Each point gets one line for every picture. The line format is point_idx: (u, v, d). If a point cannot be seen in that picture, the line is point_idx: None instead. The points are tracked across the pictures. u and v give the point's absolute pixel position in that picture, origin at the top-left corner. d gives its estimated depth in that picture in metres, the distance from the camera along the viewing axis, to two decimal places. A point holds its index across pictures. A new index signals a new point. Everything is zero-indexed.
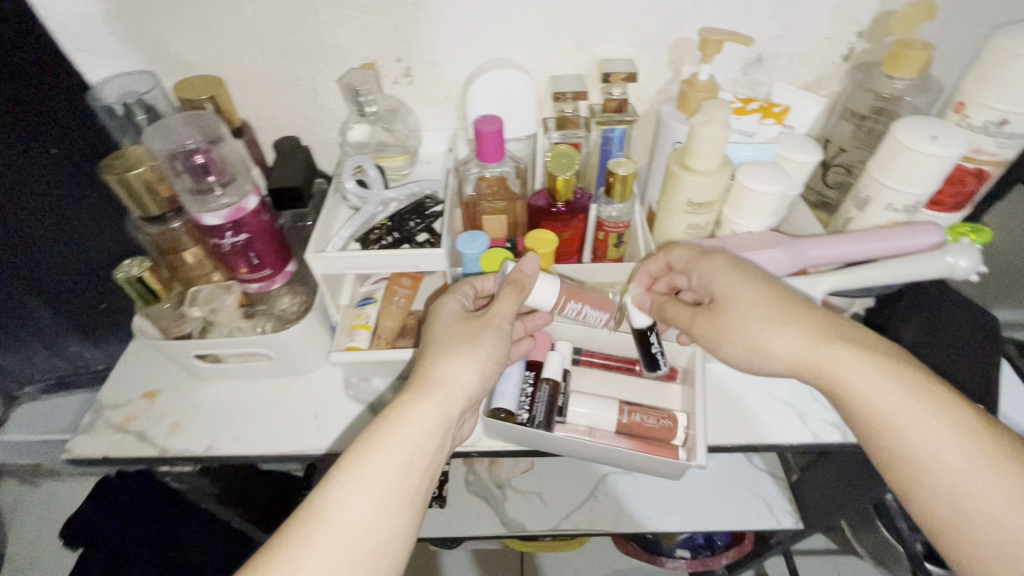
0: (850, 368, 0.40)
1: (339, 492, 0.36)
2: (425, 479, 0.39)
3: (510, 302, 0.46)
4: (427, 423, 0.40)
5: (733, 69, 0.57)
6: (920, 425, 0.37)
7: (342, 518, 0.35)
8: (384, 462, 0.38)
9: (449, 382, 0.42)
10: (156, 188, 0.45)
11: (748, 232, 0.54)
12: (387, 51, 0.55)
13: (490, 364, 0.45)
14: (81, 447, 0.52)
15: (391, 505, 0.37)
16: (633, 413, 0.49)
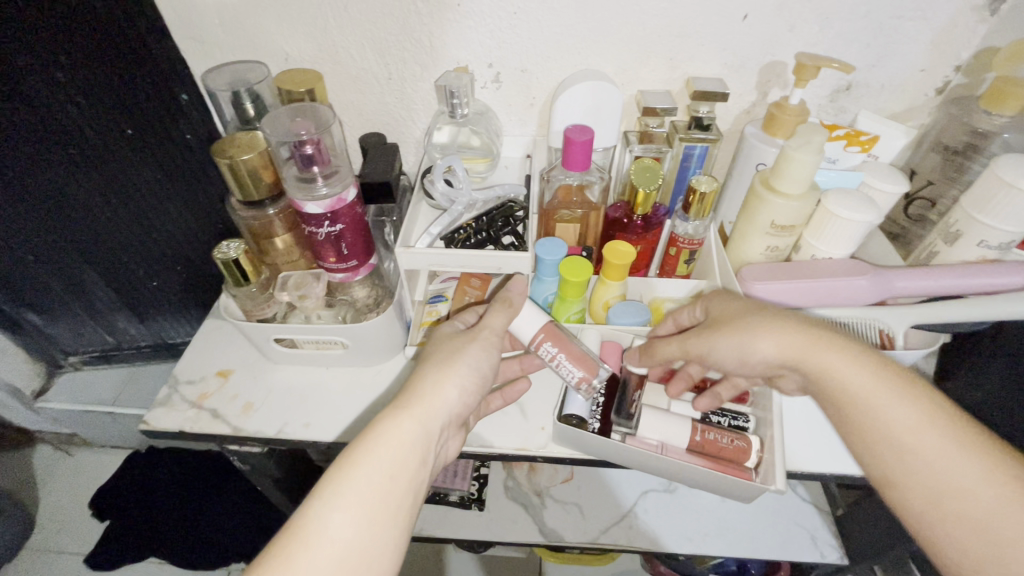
0: (853, 377, 0.38)
1: (320, 508, 0.35)
2: (408, 492, 0.38)
3: (499, 318, 0.48)
4: (405, 438, 0.39)
5: (821, 95, 0.57)
6: (939, 442, 0.35)
7: (321, 535, 0.34)
8: (365, 478, 0.37)
9: (429, 398, 0.42)
10: (260, 173, 0.46)
11: (829, 258, 0.53)
12: (480, 56, 0.56)
13: (473, 376, 0.45)
14: (157, 420, 0.53)
15: (371, 520, 0.36)
16: (707, 432, 0.49)
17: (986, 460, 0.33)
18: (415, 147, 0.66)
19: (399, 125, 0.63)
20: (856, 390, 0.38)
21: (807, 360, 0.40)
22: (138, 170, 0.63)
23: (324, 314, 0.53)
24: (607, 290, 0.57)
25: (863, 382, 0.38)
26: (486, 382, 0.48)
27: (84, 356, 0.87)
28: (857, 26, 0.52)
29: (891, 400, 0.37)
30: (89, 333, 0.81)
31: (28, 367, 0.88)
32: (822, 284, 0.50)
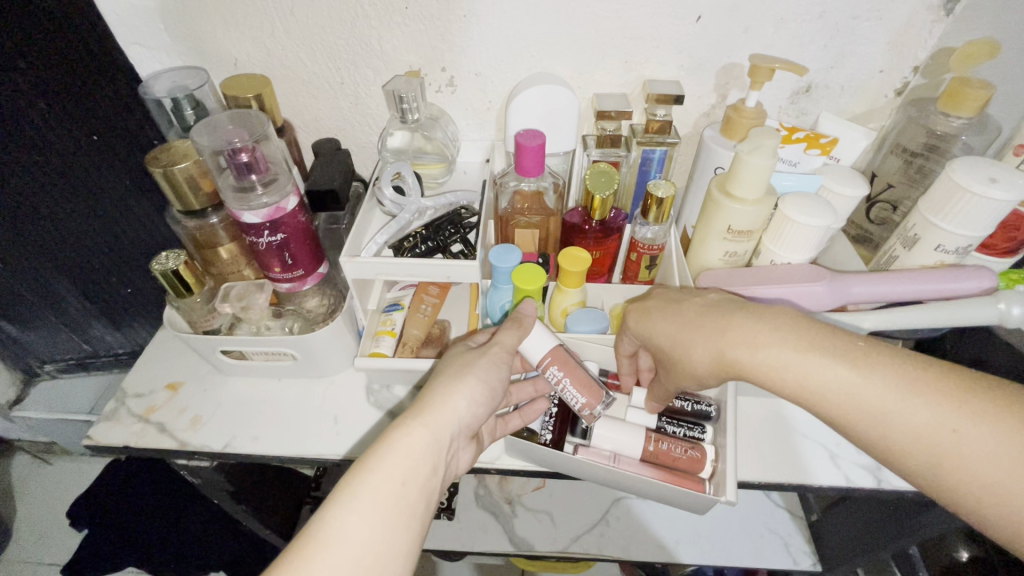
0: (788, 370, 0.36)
1: (336, 511, 0.34)
2: (421, 500, 0.37)
3: (510, 336, 0.46)
4: (417, 447, 0.39)
5: (781, 97, 0.56)
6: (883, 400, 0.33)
7: (339, 537, 0.34)
8: (380, 483, 0.36)
9: (440, 408, 0.41)
10: (198, 182, 0.45)
11: (787, 263, 0.52)
12: (433, 60, 0.55)
13: (483, 390, 0.43)
14: (102, 435, 0.52)
15: (387, 524, 0.35)
16: (661, 441, 0.48)
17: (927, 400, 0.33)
18: (372, 152, 0.64)
19: (355, 131, 0.62)
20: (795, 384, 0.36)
21: (735, 356, 0.38)
22: (101, 179, 0.61)
23: (272, 325, 0.52)
24: (565, 298, 0.55)
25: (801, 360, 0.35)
26: (497, 398, 0.46)
27: (56, 365, 0.86)
28: (813, 27, 0.51)
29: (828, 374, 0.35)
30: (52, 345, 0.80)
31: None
32: (776, 291, 0.49)
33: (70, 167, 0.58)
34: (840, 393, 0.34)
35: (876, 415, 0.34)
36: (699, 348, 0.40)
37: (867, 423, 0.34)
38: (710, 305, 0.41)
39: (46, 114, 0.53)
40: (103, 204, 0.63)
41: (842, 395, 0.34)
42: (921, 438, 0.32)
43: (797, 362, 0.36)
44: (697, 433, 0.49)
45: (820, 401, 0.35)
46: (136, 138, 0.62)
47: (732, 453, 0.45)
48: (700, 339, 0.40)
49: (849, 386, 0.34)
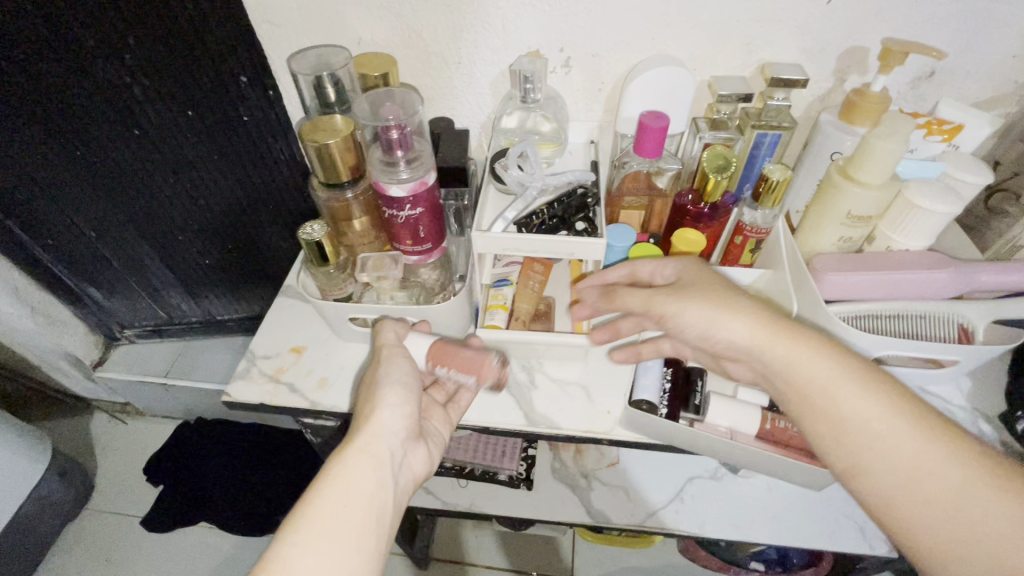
0: (808, 368, 0.40)
1: (291, 550, 0.37)
2: (369, 519, 0.40)
3: (391, 330, 0.50)
4: (354, 471, 0.42)
5: (902, 81, 0.56)
6: (882, 410, 0.38)
7: (289, 572, 0.36)
8: (323, 513, 0.39)
9: (372, 425, 0.45)
10: (345, 157, 0.48)
11: (904, 250, 0.52)
12: (552, 40, 0.56)
13: (402, 395, 0.47)
14: (238, 392, 0.56)
15: (338, 549, 0.38)
16: (777, 420, 0.50)
17: (915, 425, 0.37)
18: (479, 130, 0.66)
19: (467, 110, 0.63)
20: (804, 376, 0.40)
21: (772, 350, 0.41)
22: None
23: (398, 296, 0.55)
24: None
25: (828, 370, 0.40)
26: (418, 402, 0.49)
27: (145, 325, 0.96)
28: (949, 9, 0.50)
29: (846, 385, 0.39)
30: (143, 305, 0.90)
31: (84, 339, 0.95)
32: (897, 276, 0.50)
33: (165, 136, 0.63)
34: (841, 390, 0.39)
35: (868, 426, 0.38)
36: (735, 330, 0.43)
37: (855, 452, 0.38)
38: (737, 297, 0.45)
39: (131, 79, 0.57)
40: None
41: (850, 402, 0.39)
42: (906, 453, 0.37)
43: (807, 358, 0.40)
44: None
45: (827, 396, 0.39)
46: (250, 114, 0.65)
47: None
48: (741, 325, 0.42)
49: (849, 389, 0.39)
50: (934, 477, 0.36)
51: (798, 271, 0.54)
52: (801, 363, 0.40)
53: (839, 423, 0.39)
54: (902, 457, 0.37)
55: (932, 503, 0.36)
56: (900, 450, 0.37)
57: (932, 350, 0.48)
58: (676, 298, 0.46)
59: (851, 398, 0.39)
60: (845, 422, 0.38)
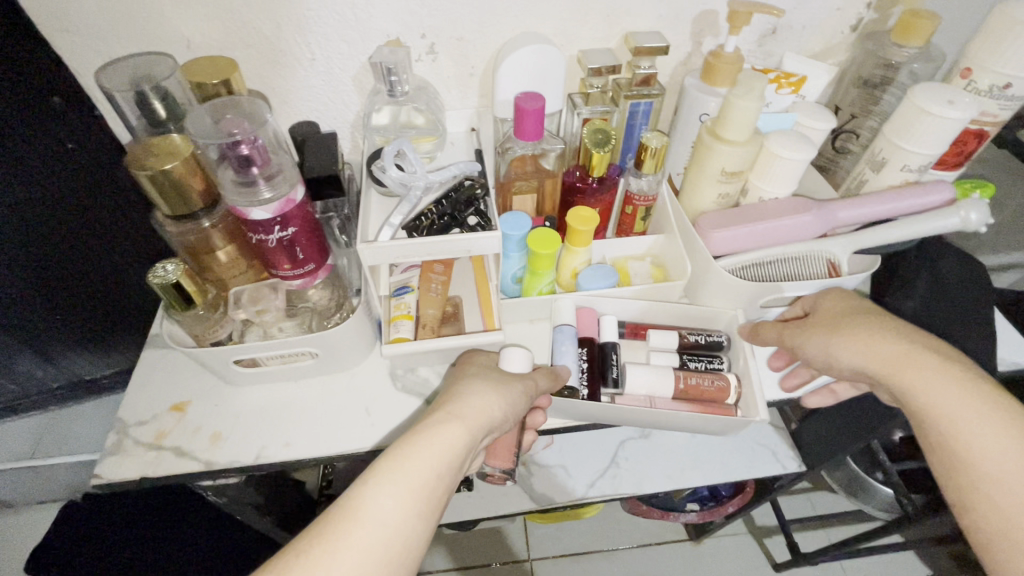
0: (937, 393, 0.41)
1: (371, 490, 0.35)
2: (446, 493, 0.38)
3: (544, 380, 0.48)
4: (454, 443, 0.39)
5: (750, 40, 0.59)
6: (990, 438, 0.38)
7: (371, 512, 0.34)
8: (412, 469, 0.36)
9: (478, 410, 0.42)
10: (190, 183, 0.41)
11: (774, 198, 0.56)
12: (412, 26, 0.52)
13: (517, 406, 0.45)
14: (111, 472, 0.48)
15: (412, 510, 0.35)
16: (689, 378, 0.52)
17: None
18: (350, 131, 0.61)
19: (332, 110, 0.58)
20: (930, 401, 0.41)
21: (898, 375, 0.43)
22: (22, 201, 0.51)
23: (287, 326, 0.49)
24: (574, 258, 0.57)
25: (938, 378, 0.41)
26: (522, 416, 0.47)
27: None
28: None
29: (976, 412, 0.39)
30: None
31: None
32: (771, 224, 0.53)
33: None
34: (955, 408, 0.40)
35: (974, 448, 0.38)
36: (852, 356, 0.46)
37: (945, 454, 0.40)
38: (915, 340, 0.44)
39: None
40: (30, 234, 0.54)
41: (970, 425, 0.39)
42: (1007, 481, 0.36)
43: (935, 381, 0.41)
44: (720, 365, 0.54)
45: (942, 418, 0.40)
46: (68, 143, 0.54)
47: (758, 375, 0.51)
48: (865, 351, 0.45)
49: (981, 418, 0.39)
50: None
51: (687, 231, 0.57)
52: (925, 382, 0.41)
53: (947, 431, 0.40)
54: (993, 462, 0.37)
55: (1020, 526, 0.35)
56: (985, 455, 0.38)
57: (804, 287, 0.54)
58: (825, 332, 0.48)
59: (949, 404, 0.40)
60: (959, 437, 0.39)
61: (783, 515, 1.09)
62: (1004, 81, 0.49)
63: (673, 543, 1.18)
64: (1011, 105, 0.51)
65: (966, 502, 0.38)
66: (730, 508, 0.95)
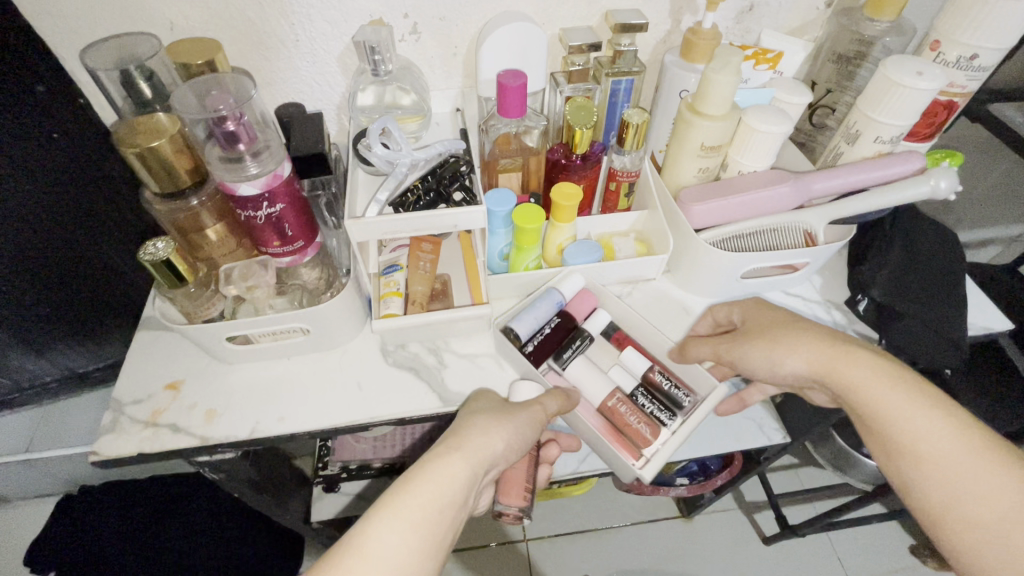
0: (867, 388, 0.45)
1: (376, 526, 0.37)
2: (449, 529, 0.39)
3: (553, 402, 0.50)
4: (456, 477, 0.41)
5: (728, 17, 0.60)
6: (924, 426, 0.42)
7: (377, 552, 0.36)
8: (413, 504, 0.38)
9: (480, 443, 0.43)
10: (177, 160, 0.42)
11: (752, 171, 0.58)
12: (394, 6, 0.53)
13: (520, 440, 0.46)
14: (108, 449, 0.49)
15: (418, 549, 0.37)
16: (620, 405, 0.54)
17: (971, 449, 0.40)
18: (336, 113, 0.61)
19: (317, 92, 0.59)
20: (868, 398, 0.45)
21: (832, 371, 0.47)
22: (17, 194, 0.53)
23: (278, 303, 0.50)
24: (559, 233, 0.58)
25: (868, 373, 0.45)
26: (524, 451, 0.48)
27: None
28: None
29: (906, 406, 0.43)
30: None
31: None
32: (749, 197, 0.54)
33: None
34: (884, 402, 0.44)
35: (911, 438, 0.42)
36: (794, 363, 0.49)
37: (884, 445, 0.44)
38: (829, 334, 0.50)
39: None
40: (16, 223, 0.54)
41: (906, 420, 0.43)
42: (945, 466, 0.40)
43: (867, 380, 0.45)
44: (664, 419, 0.54)
45: (879, 416, 0.44)
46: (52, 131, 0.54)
47: (676, 449, 0.51)
48: (800, 356, 0.49)
49: (911, 411, 0.43)
50: (976, 493, 0.39)
51: (668, 205, 0.59)
52: (857, 377, 0.46)
53: (885, 432, 0.44)
54: (926, 445, 0.41)
55: (965, 505, 0.39)
56: (920, 436, 0.42)
57: (781, 256, 0.56)
58: (750, 341, 0.52)
59: (883, 399, 0.44)
60: (895, 433, 0.43)
61: (772, 489, 1.11)
62: (971, 52, 0.51)
63: (665, 520, 1.20)
64: (978, 76, 0.52)
65: (905, 481, 0.43)
66: (719, 480, 1.00)
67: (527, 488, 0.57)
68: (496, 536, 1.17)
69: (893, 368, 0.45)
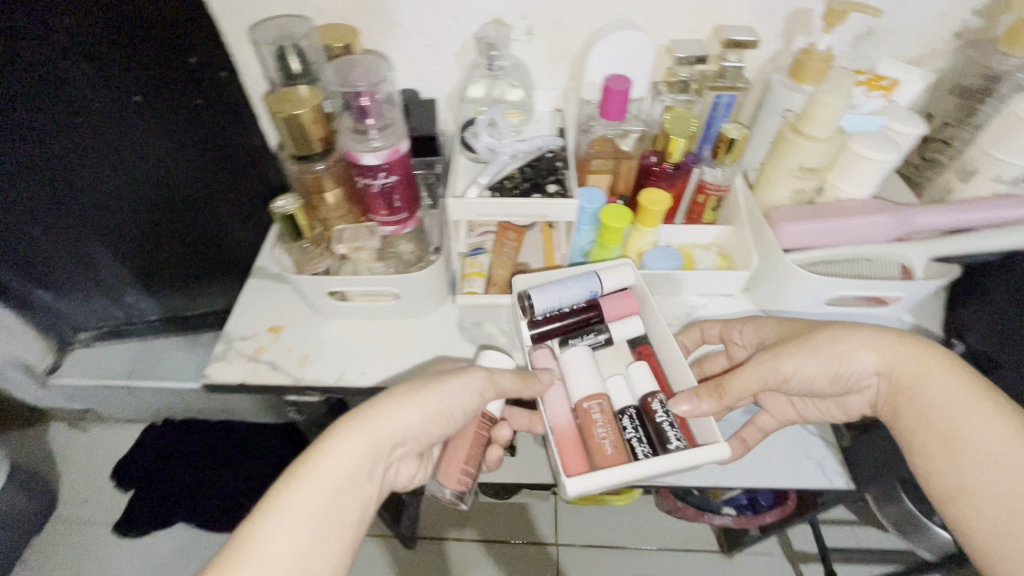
0: (935, 392, 0.46)
1: (262, 526, 0.39)
2: (352, 515, 0.42)
3: (481, 377, 0.51)
4: (353, 455, 0.43)
5: (844, 41, 0.59)
6: (986, 441, 0.42)
7: (264, 545, 0.38)
8: (306, 492, 0.41)
9: (384, 419, 0.45)
10: (315, 127, 0.47)
11: (850, 199, 0.57)
12: (515, 8, 0.56)
13: (436, 411, 0.47)
14: (218, 373, 0.55)
15: (312, 538, 0.40)
16: (596, 414, 0.50)
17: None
18: (445, 103, 0.66)
19: (432, 82, 0.64)
20: (935, 401, 0.46)
21: (902, 368, 0.48)
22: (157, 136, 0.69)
23: (376, 267, 0.55)
24: (642, 238, 0.59)
25: (952, 379, 0.46)
26: (453, 421, 0.49)
27: (91, 333, 0.99)
28: None
29: (971, 414, 0.44)
30: (96, 303, 0.90)
31: (32, 346, 0.98)
32: (844, 223, 0.54)
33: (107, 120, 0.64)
34: (955, 411, 0.44)
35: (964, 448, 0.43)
36: (868, 358, 0.49)
37: (947, 448, 0.44)
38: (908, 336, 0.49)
39: (90, 77, 0.60)
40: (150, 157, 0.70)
41: (969, 431, 0.43)
42: (994, 483, 0.41)
43: (943, 391, 0.45)
44: (639, 451, 0.48)
45: (942, 422, 0.45)
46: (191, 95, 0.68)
47: (623, 477, 0.45)
48: (872, 351, 0.49)
49: (980, 427, 0.43)
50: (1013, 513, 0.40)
51: (757, 222, 0.58)
52: (922, 376, 0.47)
53: (945, 437, 0.44)
54: (981, 456, 0.42)
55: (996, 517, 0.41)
56: (977, 448, 0.43)
57: (873, 287, 0.53)
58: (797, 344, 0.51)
59: (944, 400, 0.45)
60: (955, 439, 0.44)
61: (824, 542, 1.05)
62: None
63: (703, 552, 1.17)
64: None
65: (945, 485, 0.44)
66: (768, 517, 0.96)
67: (464, 472, 0.56)
68: (528, 535, 1.18)
69: (962, 373, 0.46)
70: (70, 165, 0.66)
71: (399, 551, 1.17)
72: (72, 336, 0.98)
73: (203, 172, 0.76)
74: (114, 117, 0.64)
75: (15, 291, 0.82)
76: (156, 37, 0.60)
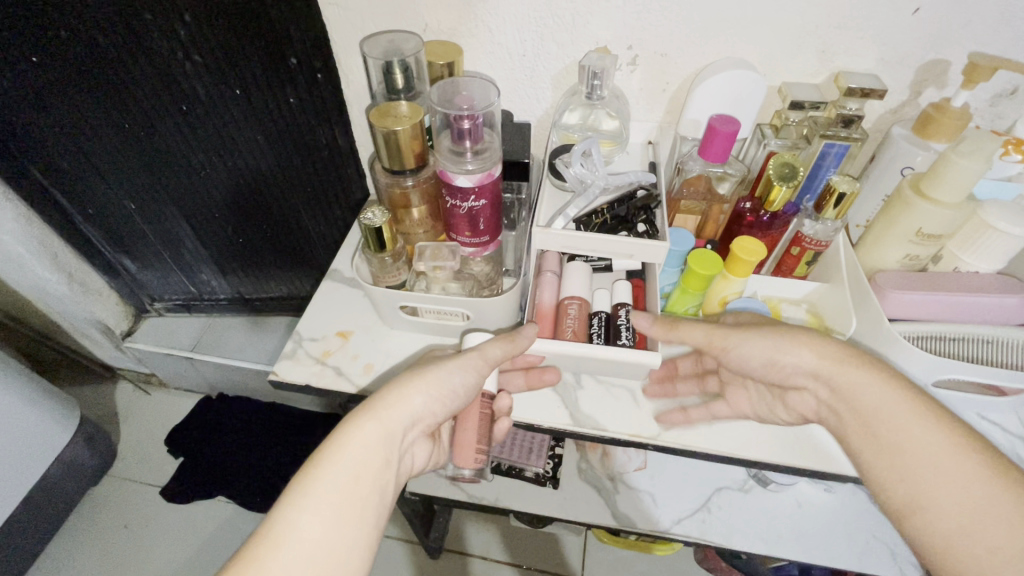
0: (880, 397, 0.43)
1: (290, 511, 0.38)
2: (374, 494, 0.42)
3: (497, 348, 0.49)
4: (366, 441, 0.43)
5: (981, 98, 0.53)
6: (941, 455, 0.40)
7: (292, 532, 0.38)
8: (329, 478, 0.40)
9: (391, 403, 0.45)
10: (412, 144, 0.47)
11: (974, 272, 0.51)
12: (621, 37, 0.55)
13: (440, 390, 0.47)
14: (285, 372, 0.56)
15: (340, 519, 0.39)
16: (570, 306, 0.54)
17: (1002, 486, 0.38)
18: (535, 125, 0.66)
19: (525, 104, 0.63)
20: (875, 408, 0.43)
21: (839, 372, 0.45)
22: (247, 127, 0.70)
23: (452, 287, 0.54)
24: (728, 286, 0.55)
25: (860, 374, 0.44)
26: (458, 399, 0.49)
27: (166, 302, 1.08)
28: None
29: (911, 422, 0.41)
30: (174, 278, 1.00)
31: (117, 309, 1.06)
32: (963, 299, 0.49)
33: (207, 109, 0.67)
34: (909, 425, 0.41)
35: (922, 462, 0.40)
36: (804, 356, 0.47)
37: (889, 448, 0.42)
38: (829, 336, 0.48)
39: (200, 68, 0.62)
40: (239, 145, 0.73)
41: (921, 443, 0.40)
42: (960, 503, 0.38)
43: (892, 401, 0.42)
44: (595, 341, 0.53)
45: (887, 430, 0.42)
46: (287, 95, 0.67)
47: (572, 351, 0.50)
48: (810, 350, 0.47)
49: (934, 441, 0.40)
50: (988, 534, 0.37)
51: (858, 283, 0.53)
52: (856, 379, 0.44)
53: (892, 450, 0.42)
54: (939, 469, 0.39)
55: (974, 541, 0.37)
56: (934, 462, 0.40)
57: (996, 376, 0.47)
58: (739, 332, 0.50)
59: (880, 401, 0.43)
60: (907, 454, 0.41)
61: None
62: None
63: None
64: None
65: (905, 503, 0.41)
66: None
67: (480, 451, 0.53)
68: (555, 565, 1.14)
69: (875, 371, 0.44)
70: (172, 146, 0.70)
71: (421, 560, 1.16)
72: (149, 303, 1.08)
73: (286, 166, 0.78)
74: (210, 107, 0.67)
75: (106, 254, 0.92)
76: (255, 37, 0.60)
